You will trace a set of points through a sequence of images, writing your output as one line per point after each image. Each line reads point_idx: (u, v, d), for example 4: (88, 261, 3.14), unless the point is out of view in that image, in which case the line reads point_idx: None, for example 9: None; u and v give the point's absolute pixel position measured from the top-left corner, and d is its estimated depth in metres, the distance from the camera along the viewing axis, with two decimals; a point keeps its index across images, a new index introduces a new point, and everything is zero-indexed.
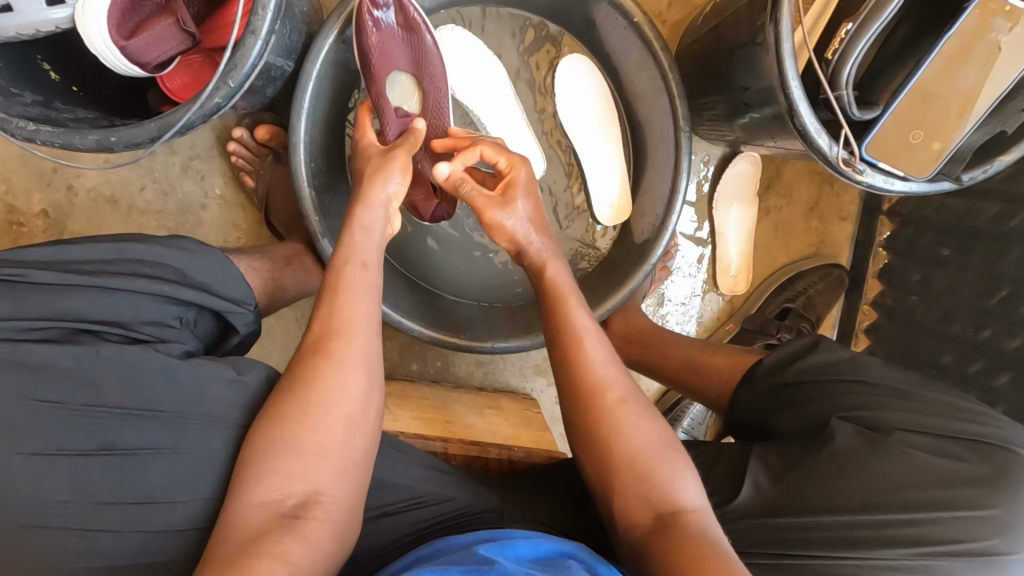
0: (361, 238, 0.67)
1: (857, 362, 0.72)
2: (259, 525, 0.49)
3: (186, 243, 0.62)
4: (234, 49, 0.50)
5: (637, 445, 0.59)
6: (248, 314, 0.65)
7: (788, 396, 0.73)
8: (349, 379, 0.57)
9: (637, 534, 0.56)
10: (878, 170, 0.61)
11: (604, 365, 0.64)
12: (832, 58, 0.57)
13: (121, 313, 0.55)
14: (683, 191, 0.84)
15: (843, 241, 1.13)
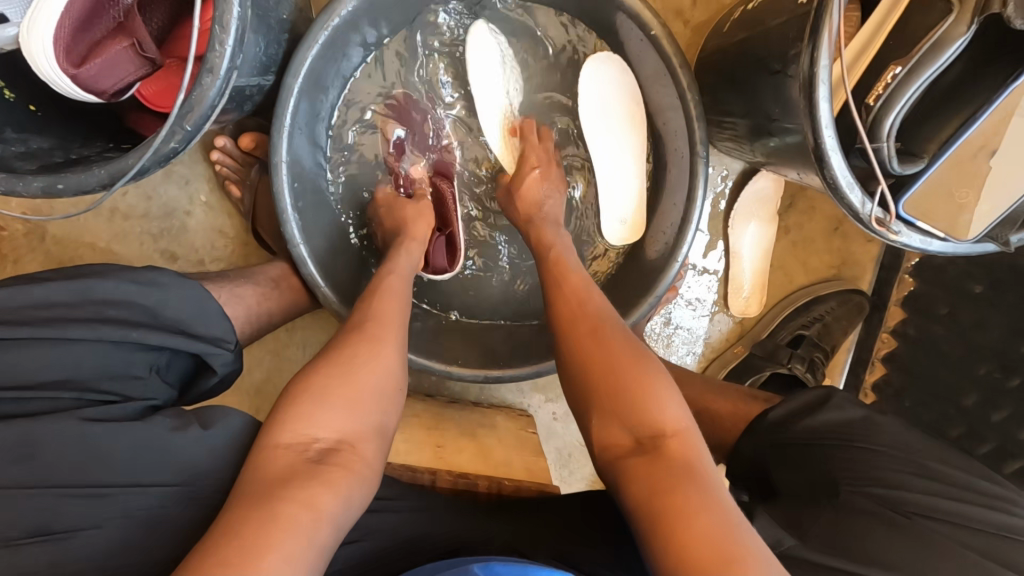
0: (400, 260, 0.73)
1: (871, 423, 0.64)
2: (280, 471, 0.49)
3: (161, 278, 0.58)
4: (190, 89, 0.45)
5: (621, 365, 0.57)
6: (227, 355, 0.62)
7: (790, 455, 0.64)
8: (386, 355, 0.60)
9: (619, 459, 0.53)
10: (915, 230, 0.55)
11: (593, 305, 0.64)
12: (874, 104, 0.50)
13: (82, 368, 0.53)
14: (697, 221, 0.77)
15: (867, 263, 1.06)
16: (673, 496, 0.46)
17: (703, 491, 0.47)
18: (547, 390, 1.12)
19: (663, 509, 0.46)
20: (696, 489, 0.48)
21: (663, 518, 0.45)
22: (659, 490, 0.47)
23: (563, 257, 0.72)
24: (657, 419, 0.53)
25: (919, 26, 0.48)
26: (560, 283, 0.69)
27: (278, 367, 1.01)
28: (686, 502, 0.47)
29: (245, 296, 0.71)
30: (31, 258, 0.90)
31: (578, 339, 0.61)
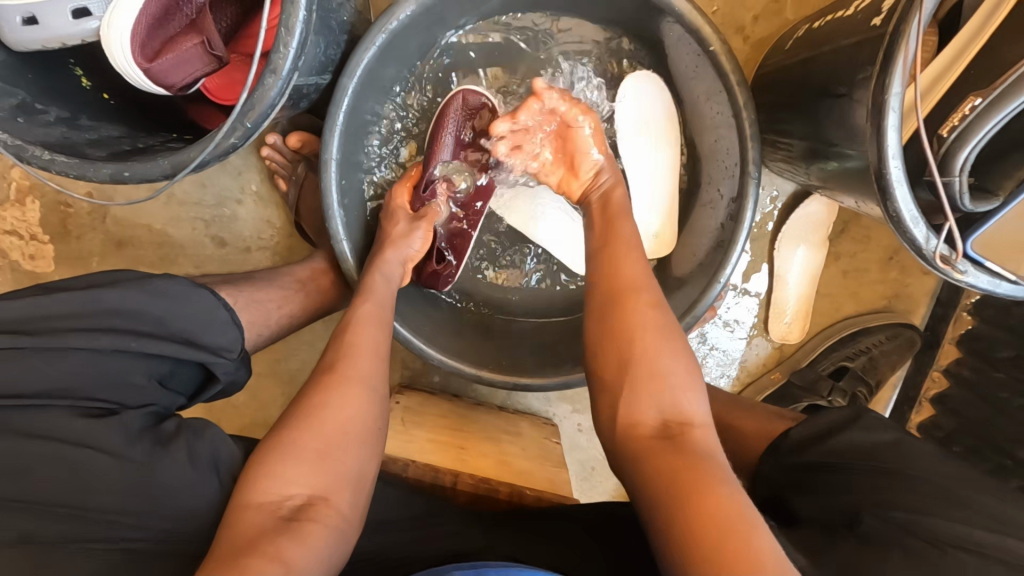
0: (382, 282, 0.71)
1: (902, 449, 0.59)
2: (251, 531, 0.47)
3: (170, 286, 0.56)
4: (253, 88, 0.47)
5: (659, 339, 0.58)
6: (230, 364, 0.59)
7: (813, 479, 0.61)
8: (358, 397, 0.58)
9: (641, 435, 0.54)
10: (983, 270, 0.51)
11: (638, 272, 0.63)
12: (948, 136, 0.47)
13: (79, 377, 0.50)
14: (743, 243, 0.74)
15: (921, 296, 1.01)
16: (688, 478, 0.48)
17: (718, 476, 0.48)
18: (574, 401, 1.11)
19: (682, 483, 0.47)
20: (718, 468, 0.50)
21: (676, 497, 0.47)
22: (675, 472, 0.49)
23: (620, 208, 0.72)
24: (679, 404, 0.55)
25: (1004, 57, 0.46)
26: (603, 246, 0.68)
27: (312, 356, 1.04)
28: (707, 480, 0.47)
29: (268, 300, 0.72)
30: (94, 235, 0.95)
31: (621, 296, 0.61)
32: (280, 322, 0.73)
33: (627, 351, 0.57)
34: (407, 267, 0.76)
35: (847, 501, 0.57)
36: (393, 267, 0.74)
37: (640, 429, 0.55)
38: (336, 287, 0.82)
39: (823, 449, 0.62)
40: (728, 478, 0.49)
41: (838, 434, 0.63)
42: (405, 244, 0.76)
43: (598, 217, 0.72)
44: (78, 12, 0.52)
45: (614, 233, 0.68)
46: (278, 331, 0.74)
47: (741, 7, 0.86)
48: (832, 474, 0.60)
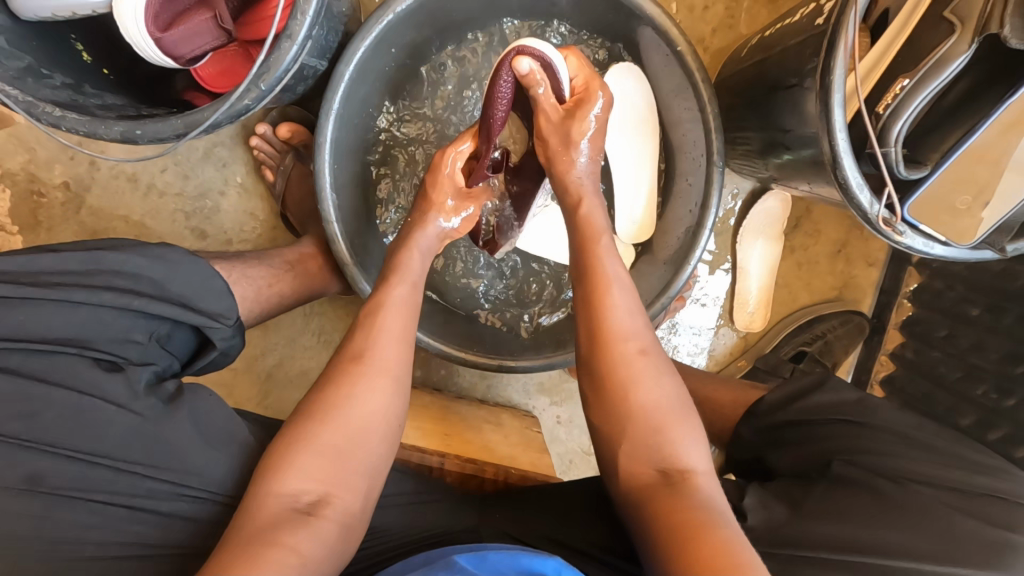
0: (414, 261, 0.73)
1: (864, 405, 0.64)
2: (267, 520, 0.50)
3: (170, 253, 0.59)
4: (269, 51, 0.51)
5: (651, 390, 0.59)
6: (226, 330, 0.63)
7: (788, 437, 0.66)
8: (379, 389, 0.60)
9: (644, 489, 0.55)
10: (918, 233, 0.59)
11: (627, 315, 0.64)
12: (883, 112, 0.55)
13: (84, 329, 0.54)
14: (711, 225, 0.81)
15: (866, 286, 1.10)
16: (687, 521, 0.49)
17: (717, 519, 0.49)
18: (553, 393, 1.14)
19: (683, 531, 0.49)
20: (719, 514, 0.50)
21: (675, 545, 0.48)
22: (674, 517, 0.50)
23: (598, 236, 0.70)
24: (676, 453, 0.56)
25: (923, 46, 0.54)
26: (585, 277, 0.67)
27: (293, 351, 1.03)
28: (711, 525, 0.48)
29: (257, 278, 0.73)
30: (66, 226, 0.93)
31: (611, 343, 0.62)
32: (270, 300, 0.74)
33: (620, 404, 0.60)
34: (440, 242, 0.78)
35: (818, 451, 0.62)
36: (427, 242, 0.75)
37: (641, 480, 0.56)
38: (323, 272, 0.84)
39: (795, 409, 0.67)
40: (731, 523, 0.50)
41: (807, 395, 0.68)
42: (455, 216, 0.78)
43: (578, 241, 0.71)
44: None
45: (597, 270, 0.67)
46: (267, 310, 0.75)
47: (700, 21, 0.95)
48: (806, 430, 0.65)
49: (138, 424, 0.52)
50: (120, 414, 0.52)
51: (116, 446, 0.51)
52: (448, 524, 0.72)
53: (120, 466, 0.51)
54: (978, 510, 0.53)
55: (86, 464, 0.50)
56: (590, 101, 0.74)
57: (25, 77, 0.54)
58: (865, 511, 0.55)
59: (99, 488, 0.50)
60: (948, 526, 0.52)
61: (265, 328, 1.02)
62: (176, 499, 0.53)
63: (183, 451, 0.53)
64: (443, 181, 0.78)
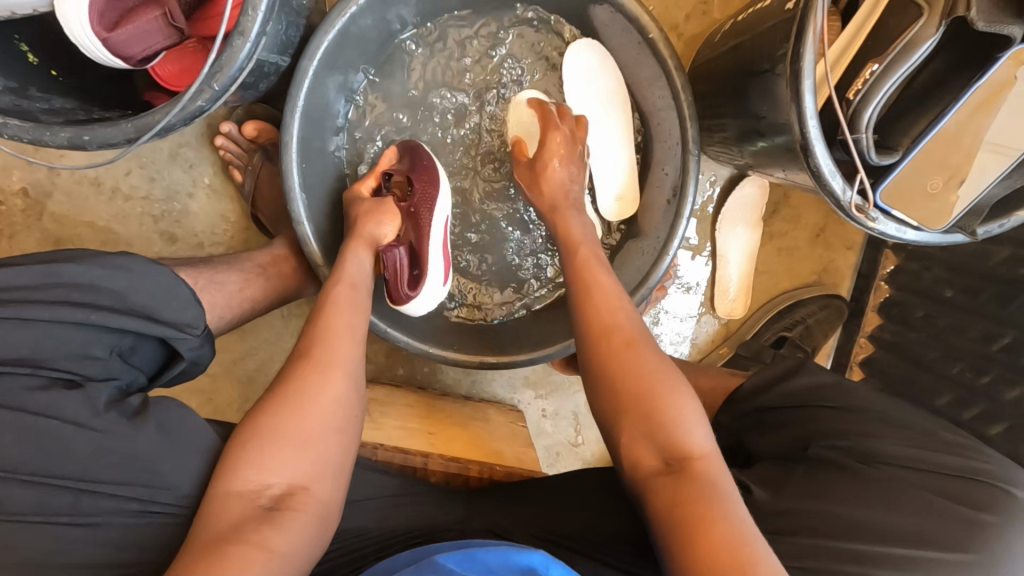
0: (354, 265, 0.71)
1: (843, 388, 0.65)
2: (232, 521, 0.50)
3: (130, 262, 0.57)
4: (221, 49, 0.48)
5: (640, 380, 0.59)
6: (193, 341, 0.61)
7: (768, 421, 0.67)
8: (333, 386, 0.59)
9: (650, 481, 0.55)
10: (891, 218, 0.59)
11: (612, 312, 0.65)
12: (854, 98, 0.55)
13: (39, 348, 0.52)
14: (688, 214, 0.81)
15: (845, 270, 1.11)
16: (690, 516, 0.49)
17: (722, 507, 0.49)
18: (538, 386, 1.13)
19: (689, 528, 0.48)
20: (719, 501, 0.50)
21: (681, 536, 0.48)
22: (678, 509, 0.50)
23: (577, 242, 0.75)
24: (679, 438, 0.55)
25: (893, 29, 0.54)
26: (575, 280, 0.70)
27: (272, 355, 1.01)
28: (709, 520, 0.48)
29: (227, 283, 0.71)
30: (28, 235, 0.90)
31: (602, 343, 0.63)
32: (242, 305, 0.72)
33: (616, 395, 0.59)
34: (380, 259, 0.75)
35: (794, 435, 0.63)
36: (364, 262, 0.73)
37: (646, 469, 0.56)
38: (298, 274, 0.82)
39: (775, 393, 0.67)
40: (730, 512, 0.49)
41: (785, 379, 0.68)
42: (383, 224, 0.76)
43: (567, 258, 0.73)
44: None
45: (583, 280, 0.69)
46: (240, 315, 0.73)
47: (673, 6, 0.94)
48: (788, 415, 0.65)
49: (100, 445, 0.50)
50: (80, 435, 0.50)
51: (80, 465, 0.50)
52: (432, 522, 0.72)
53: (85, 485, 0.50)
54: (951, 490, 0.54)
55: (47, 485, 0.49)
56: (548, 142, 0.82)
57: None
58: (844, 493, 0.56)
59: (60, 510, 0.49)
60: (919, 502, 0.54)
61: (243, 333, 1.00)
62: (144, 516, 0.52)
63: (150, 467, 0.52)
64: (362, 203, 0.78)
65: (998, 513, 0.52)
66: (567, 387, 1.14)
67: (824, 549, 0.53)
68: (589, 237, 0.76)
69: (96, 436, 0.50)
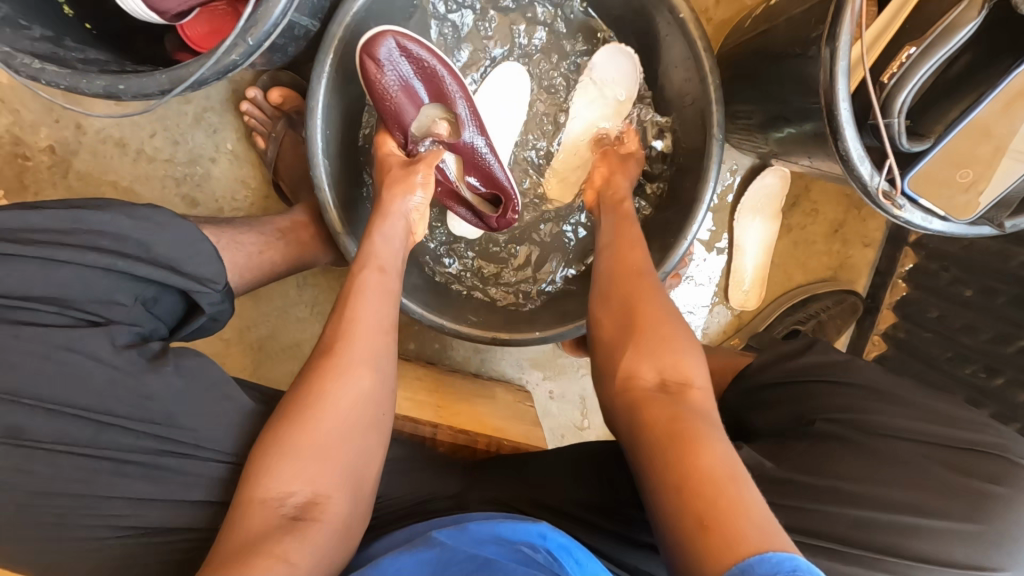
0: (378, 246, 0.70)
1: (851, 365, 0.66)
2: (259, 530, 0.51)
3: (157, 215, 0.57)
4: (257, 4, 0.48)
5: (655, 316, 0.63)
6: (214, 295, 0.61)
7: (771, 397, 0.69)
8: (354, 384, 0.59)
9: (638, 397, 0.58)
10: (918, 207, 0.58)
11: (642, 258, 0.71)
12: (888, 82, 0.54)
13: (67, 288, 0.52)
14: (709, 200, 0.80)
15: (862, 267, 1.10)
16: (679, 431, 0.52)
17: (708, 431, 0.53)
18: (547, 368, 1.14)
19: (677, 438, 0.52)
20: (709, 427, 0.53)
21: (669, 449, 0.51)
22: (668, 426, 0.53)
23: (626, 213, 0.78)
24: (682, 368, 0.59)
25: (933, 13, 0.53)
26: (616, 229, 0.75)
27: (286, 323, 1.02)
28: (700, 438, 0.52)
29: (246, 245, 0.71)
30: (52, 191, 0.91)
31: (632, 279, 0.68)
32: (260, 269, 0.73)
33: (630, 321, 0.64)
34: (410, 223, 0.75)
35: (803, 409, 0.65)
36: (394, 228, 0.73)
37: (637, 386, 0.59)
38: (316, 241, 0.82)
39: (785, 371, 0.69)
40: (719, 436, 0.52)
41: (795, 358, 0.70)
42: (408, 194, 0.75)
43: (611, 220, 0.78)
44: None
45: (620, 231, 0.75)
46: (258, 278, 0.73)
47: None
48: (792, 390, 0.67)
49: (120, 387, 0.52)
50: (102, 373, 0.51)
51: (102, 401, 0.51)
52: (442, 490, 0.73)
53: (106, 420, 0.51)
54: (962, 463, 0.57)
55: (70, 417, 0.50)
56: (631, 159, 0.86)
57: (2, 27, 0.52)
58: (847, 465, 0.58)
59: (81, 441, 0.51)
60: (926, 473, 0.56)
61: (258, 299, 1.01)
62: (164, 461, 0.53)
63: (167, 411, 0.53)
64: (388, 164, 0.78)
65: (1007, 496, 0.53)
66: (575, 370, 1.14)
67: (831, 519, 0.56)
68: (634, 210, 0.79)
69: (117, 375, 0.52)
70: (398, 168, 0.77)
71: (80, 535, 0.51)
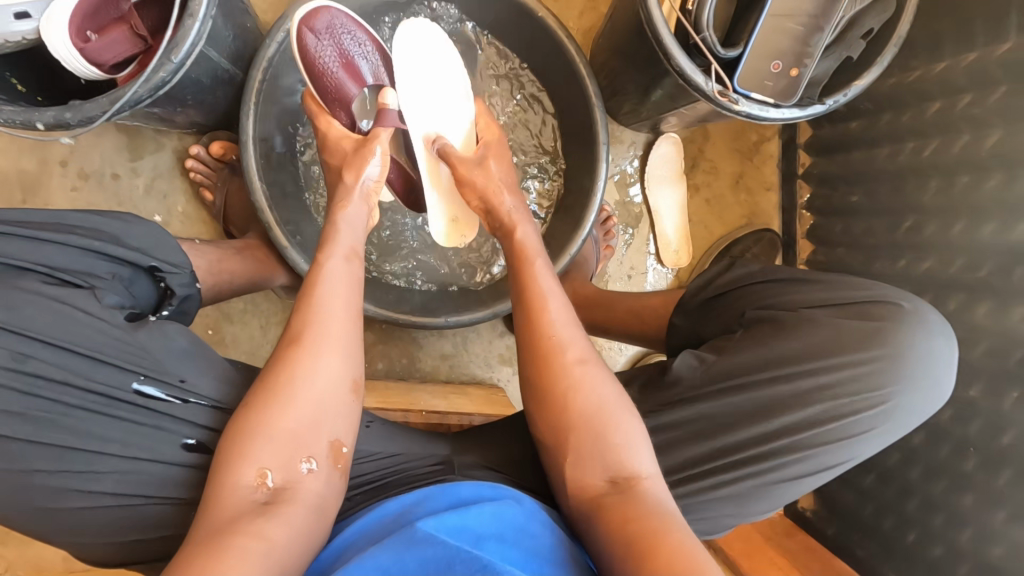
0: (344, 230, 0.74)
1: (769, 268, 0.76)
2: (230, 513, 0.53)
3: (126, 216, 0.65)
4: (175, 28, 0.59)
5: (594, 408, 0.64)
6: (184, 277, 0.68)
7: (712, 311, 0.78)
8: (322, 365, 0.62)
9: (596, 506, 0.60)
10: (752, 101, 0.70)
11: (567, 328, 0.69)
12: (693, 8, 0.69)
13: (51, 259, 0.57)
14: (606, 158, 0.93)
15: (771, 209, 1.22)
16: (635, 529, 0.54)
17: (663, 521, 0.54)
18: (514, 362, 1.18)
19: (634, 535, 0.53)
20: (662, 516, 0.55)
21: (627, 544, 0.53)
22: (625, 524, 0.55)
23: (533, 250, 0.77)
24: (627, 460, 0.61)
25: None
26: (526, 284, 0.72)
27: (256, 365, 1.06)
28: (655, 530, 0.53)
29: (206, 253, 0.78)
30: None
31: (552, 361, 0.66)
32: (216, 287, 0.79)
33: (568, 419, 0.64)
34: (368, 200, 0.79)
35: (737, 309, 0.74)
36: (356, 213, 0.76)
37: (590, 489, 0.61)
38: (270, 261, 0.90)
39: (718, 287, 0.78)
40: (671, 522, 0.55)
41: (723, 274, 0.79)
42: (363, 167, 0.77)
43: (515, 268, 0.75)
44: (21, 15, 0.64)
45: (531, 289, 0.72)
46: (216, 293, 0.80)
47: (566, 6, 1.11)
48: (726, 301, 0.76)
49: (106, 343, 0.56)
50: (92, 325, 0.56)
51: (93, 350, 0.56)
52: (418, 453, 0.77)
53: (98, 359, 0.56)
54: (858, 310, 0.67)
55: (59, 361, 0.55)
56: (489, 147, 0.85)
57: None
58: (769, 333, 0.68)
59: (76, 381, 0.55)
60: (831, 327, 0.66)
61: (225, 347, 1.06)
62: (138, 434, 0.56)
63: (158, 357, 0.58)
64: (339, 145, 0.80)
65: (880, 319, 0.65)
66: None
67: (761, 383, 0.66)
68: (540, 247, 0.78)
69: (106, 325, 0.57)
70: (352, 147, 0.79)
71: (71, 511, 0.54)
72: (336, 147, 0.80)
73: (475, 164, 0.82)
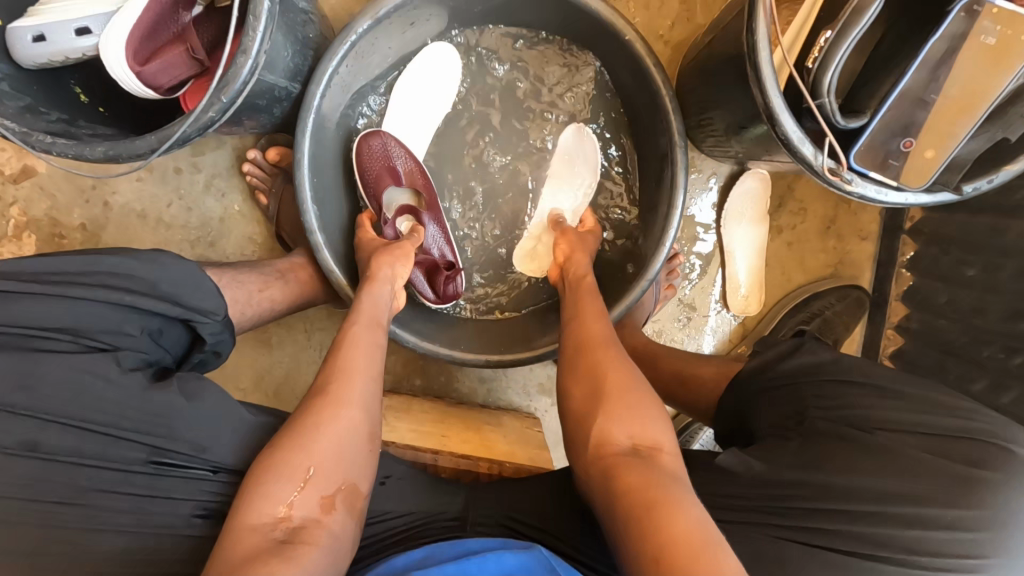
0: (369, 304, 0.75)
1: (844, 364, 0.67)
2: (247, 553, 0.52)
3: (163, 258, 0.65)
4: (226, 66, 0.56)
5: (625, 390, 0.62)
6: (214, 325, 0.69)
7: (769, 401, 0.69)
8: (348, 416, 0.63)
9: (615, 479, 0.56)
10: (869, 180, 0.60)
11: (608, 331, 0.70)
12: (813, 66, 0.58)
13: (78, 320, 0.59)
14: (682, 204, 0.83)
15: (863, 261, 1.07)
16: (655, 513, 0.50)
17: (682, 495, 0.52)
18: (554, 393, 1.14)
19: (660, 522, 0.49)
20: (686, 504, 0.51)
21: (649, 533, 0.49)
22: (647, 511, 0.51)
23: (590, 286, 0.80)
24: (652, 435, 0.59)
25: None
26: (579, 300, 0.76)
27: (297, 367, 1.07)
28: (679, 520, 0.49)
29: (247, 283, 0.78)
30: None
31: (595, 352, 0.67)
32: (254, 314, 0.78)
33: (596, 398, 0.63)
34: (394, 294, 0.81)
35: (801, 407, 0.65)
36: (382, 293, 0.77)
37: (610, 455, 0.58)
38: (313, 281, 0.88)
39: (779, 375, 0.69)
40: (698, 516, 0.50)
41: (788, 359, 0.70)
42: (392, 264, 0.81)
43: (573, 292, 0.79)
44: (82, 31, 0.62)
45: (580, 302, 0.76)
46: (258, 316, 0.79)
47: (657, 15, 0.99)
48: (791, 393, 0.67)
49: (128, 407, 0.58)
50: (114, 389, 0.58)
51: (117, 413, 0.58)
52: (432, 510, 0.75)
53: (116, 434, 0.58)
54: (947, 450, 0.57)
55: (79, 430, 0.57)
56: (585, 237, 0.89)
57: (23, 113, 0.61)
58: (841, 457, 0.59)
59: (88, 453, 0.56)
60: (920, 463, 0.57)
61: (270, 347, 1.07)
62: (156, 494, 0.58)
63: (174, 424, 0.60)
64: (371, 248, 0.84)
65: (995, 469, 0.55)
66: None
67: (821, 514, 0.57)
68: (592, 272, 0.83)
69: (123, 392, 0.59)
70: (382, 246, 0.83)
71: None
72: (368, 246, 0.85)
73: (578, 244, 0.87)
